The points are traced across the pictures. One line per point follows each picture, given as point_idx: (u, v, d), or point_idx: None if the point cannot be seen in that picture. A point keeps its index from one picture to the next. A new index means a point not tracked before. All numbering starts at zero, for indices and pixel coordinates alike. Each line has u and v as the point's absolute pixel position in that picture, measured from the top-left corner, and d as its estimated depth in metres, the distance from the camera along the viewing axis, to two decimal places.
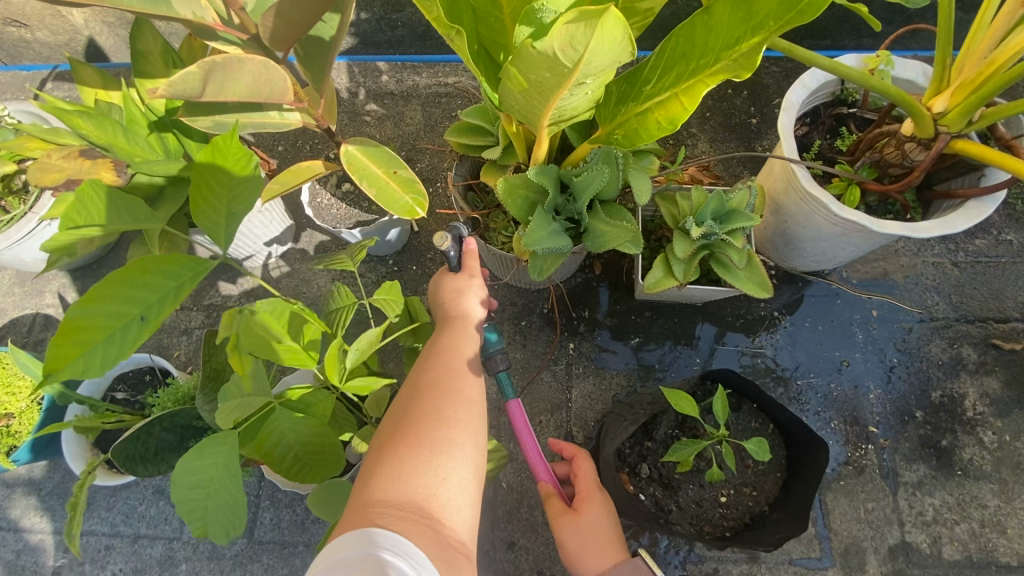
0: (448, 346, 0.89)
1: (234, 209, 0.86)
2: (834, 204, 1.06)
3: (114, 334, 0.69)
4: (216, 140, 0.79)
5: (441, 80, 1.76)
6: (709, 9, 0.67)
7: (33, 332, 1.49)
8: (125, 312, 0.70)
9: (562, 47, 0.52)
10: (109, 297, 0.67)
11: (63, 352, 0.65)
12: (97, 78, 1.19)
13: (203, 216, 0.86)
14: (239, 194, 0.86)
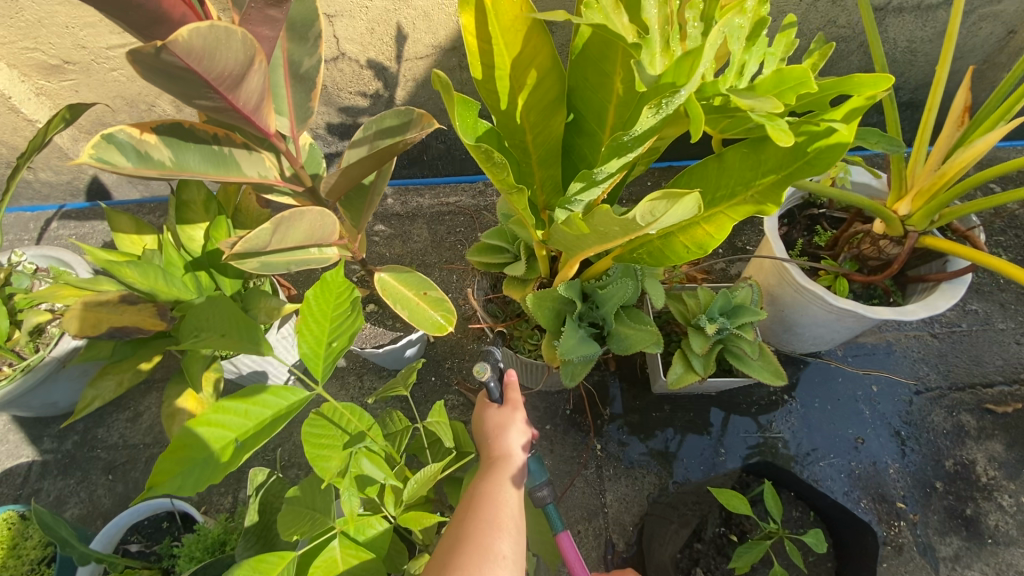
0: (485, 495, 0.86)
1: (334, 342, 0.77)
2: (829, 296, 1.17)
3: (212, 456, 0.67)
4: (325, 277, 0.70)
5: (443, 200, 1.90)
6: (721, 156, 0.79)
7: (28, 483, 1.40)
8: (223, 434, 0.68)
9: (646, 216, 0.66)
10: (212, 418, 0.68)
11: (167, 467, 0.64)
12: (132, 224, 1.24)
13: (305, 340, 0.76)
14: (342, 325, 0.77)
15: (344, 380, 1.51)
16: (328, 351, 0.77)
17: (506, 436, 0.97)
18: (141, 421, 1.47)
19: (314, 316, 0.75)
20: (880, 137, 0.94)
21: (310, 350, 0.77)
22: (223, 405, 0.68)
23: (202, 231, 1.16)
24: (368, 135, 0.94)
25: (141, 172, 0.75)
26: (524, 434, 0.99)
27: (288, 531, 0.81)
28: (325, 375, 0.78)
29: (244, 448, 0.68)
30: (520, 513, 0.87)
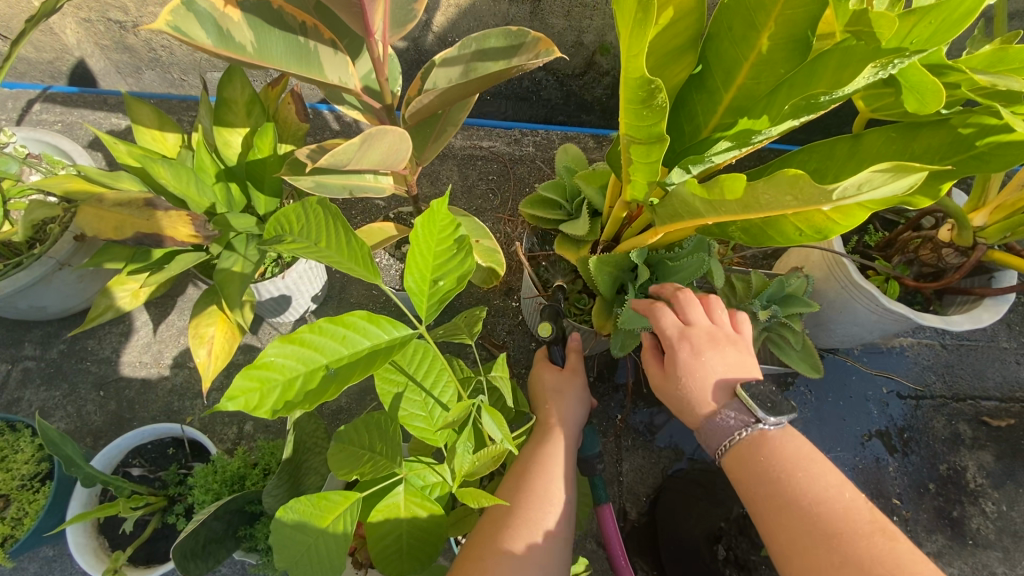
0: (549, 445, 0.96)
1: (440, 281, 0.71)
2: (884, 298, 1.17)
3: (299, 379, 0.60)
4: (433, 205, 0.63)
5: (475, 143, 1.78)
6: (860, 136, 0.74)
7: (6, 391, 1.28)
8: (314, 359, 0.61)
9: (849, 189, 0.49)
10: (307, 341, 0.60)
11: (247, 382, 0.57)
12: (154, 117, 1.09)
13: (411, 273, 0.70)
14: (448, 263, 0.71)
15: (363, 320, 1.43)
16: (433, 291, 0.72)
17: (565, 401, 1.09)
18: (136, 338, 1.35)
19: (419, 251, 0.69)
20: None
21: (414, 287, 0.71)
22: (322, 326, 0.61)
23: (240, 137, 1.03)
24: (465, 54, 0.83)
25: (220, 54, 0.65)
26: (580, 404, 1.10)
27: (344, 471, 0.78)
28: (429, 316, 0.72)
29: (335, 378, 0.61)
30: (573, 466, 0.97)
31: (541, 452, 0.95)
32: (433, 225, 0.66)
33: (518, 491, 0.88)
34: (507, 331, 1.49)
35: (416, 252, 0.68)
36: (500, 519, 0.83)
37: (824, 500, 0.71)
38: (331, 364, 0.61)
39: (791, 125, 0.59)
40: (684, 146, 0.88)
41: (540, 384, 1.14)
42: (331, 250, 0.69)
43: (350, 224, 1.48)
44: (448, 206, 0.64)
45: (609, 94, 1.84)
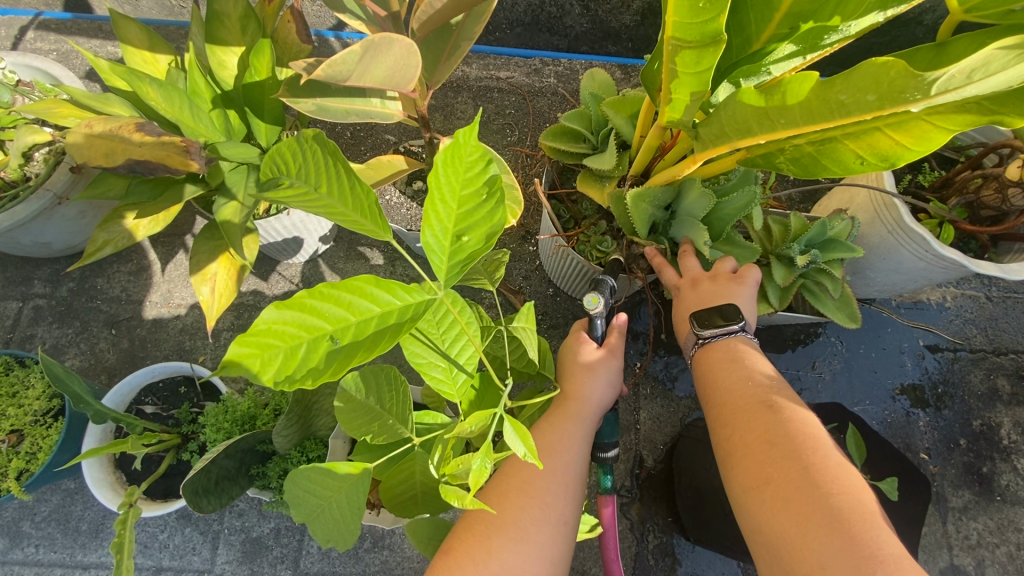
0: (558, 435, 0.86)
1: (464, 237, 0.57)
2: (938, 243, 1.07)
3: (302, 348, 0.53)
4: (456, 134, 0.50)
5: (491, 74, 1.65)
6: (947, 43, 0.64)
7: (19, 327, 1.27)
8: (317, 327, 0.53)
9: (960, 71, 0.48)
10: (307, 307, 0.52)
11: (247, 348, 0.51)
12: (143, 36, 1.00)
13: (430, 227, 0.56)
14: (479, 214, 0.56)
15: (373, 262, 1.37)
16: (456, 248, 0.57)
17: (594, 380, 0.95)
18: (144, 277, 1.31)
19: (442, 196, 0.55)
20: None
21: (436, 242, 0.57)
22: (324, 292, 0.52)
23: (236, 57, 0.94)
24: None
25: None
26: (610, 386, 0.96)
27: (355, 430, 0.73)
28: (450, 278, 0.58)
29: (341, 351, 0.54)
30: (582, 468, 0.85)
31: (554, 444, 0.85)
32: (456, 165, 0.53)
33: (516, 487, 0.79)
34: (525, 275, 1.43)
35: (434, 193, 0.54)
36: (495, 517, 0.75)
37: (834, 497, 0.64)
38: (337, 337, 0.53)
39: (876, 18, 0.63)
40: (731, 62, 0.77)
41: (570, 356, 0.99)
42: (332, 197, 0.57)
43: (358, 160, 1.40)
44: (477, 137, 0.51)
45: (640, 20, 1.67)
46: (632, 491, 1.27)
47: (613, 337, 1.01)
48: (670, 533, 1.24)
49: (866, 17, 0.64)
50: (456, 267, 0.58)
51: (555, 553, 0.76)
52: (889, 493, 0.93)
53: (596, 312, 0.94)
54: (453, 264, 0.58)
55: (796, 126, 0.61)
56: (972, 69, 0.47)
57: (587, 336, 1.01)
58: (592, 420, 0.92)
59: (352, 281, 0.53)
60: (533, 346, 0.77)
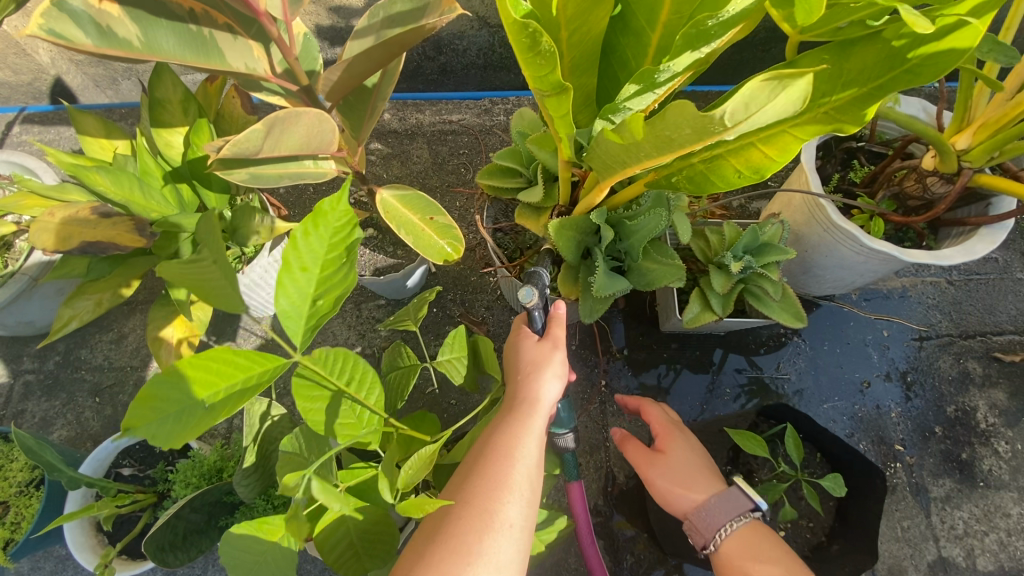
0: (505, 445, 0.87)
1: (318, 300, 0.66)
2: (865, 237, 1.10)
3: (173, 412, 0.59)
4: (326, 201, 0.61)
5: (445, 118, 1.75)
6: (792, 62, 0.68)
7: (10, 403, 1.34)
8: (187, 392, 0.59)
9: (734, 108, 0.52)
10: (177, 377, 0.58)
11: (139, 414, 0.57)
12: (100, 125, 1.09)
13: (283, 294, 0.64)
14: (331, 274, 0.65)
15: (340, 308, 1.44)
16: (312, 312, 0.66)
17: (540, 379, 0.97)
18: (125, 343, 1.39)
19: (304, 262, 0.64)
20: (992, 48, 0.78)
21: (293, 308, 0.65)
22: (195, 360, 0.58)
23: (181, 136, 1.03)
24: (374, 23, 0.79)
25: (103, 54, 0.62)
26: (558, 379, 0.98)
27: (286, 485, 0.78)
28: (303, 341, 0.65)
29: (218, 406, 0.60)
30: (534, 473, 0.87)
31: (503, 453, 0.86)
32: (322, 230, 0.63)
33: (479, 508, 0.81)
34: (487, 306, 1.48)
35: (297, 259, 0.63)
36: (443, 535, 0.78)
37: None
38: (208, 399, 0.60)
39: (693, 56, 0.58)
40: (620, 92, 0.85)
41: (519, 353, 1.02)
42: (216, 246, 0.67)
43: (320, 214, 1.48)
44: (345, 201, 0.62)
45: None
46: (604, 509, 1.29)
47: (556, 329, 1.04)
48: (647, 549, 1.25)
49: (684, 55, 0.58)
50: (308, 323, 0.66)
51: (508, 560, 0.79)
52: (834, 489, 0.94)
53: (531, 303, 0.98)
54: (299, 323, 0.65)
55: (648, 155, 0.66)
56: (744, 105, 0.51)
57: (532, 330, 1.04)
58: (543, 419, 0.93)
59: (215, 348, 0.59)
60: (461, 369, 0.89)
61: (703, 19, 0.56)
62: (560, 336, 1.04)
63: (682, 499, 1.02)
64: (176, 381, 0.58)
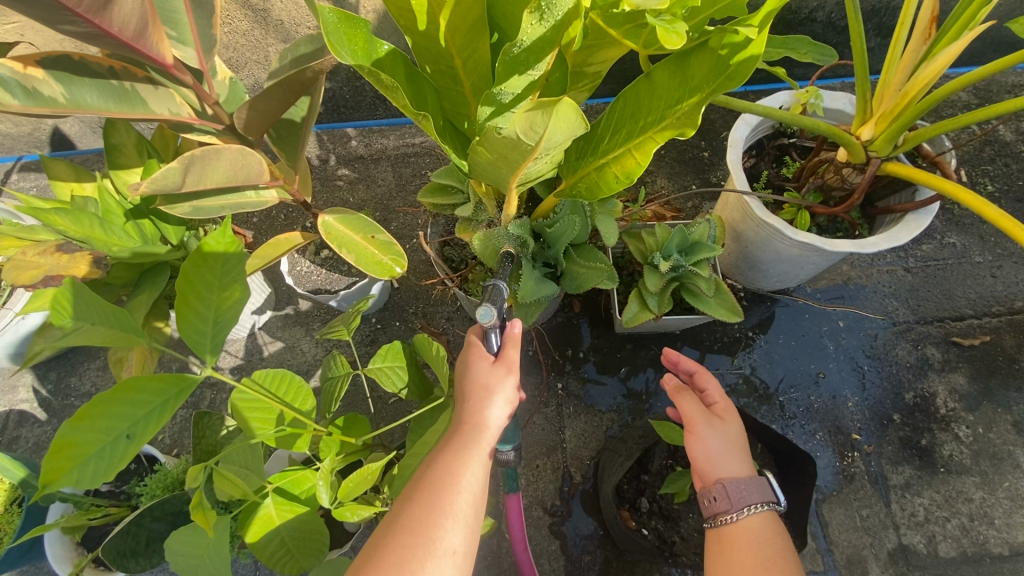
0: (448, 469, 0.82)
1: (222, 320, 0.79)
2: (787, 230, 1.13)
3: (103, 451, 0.70)
4: (207, 240, 0.74)
5: (407, 141, 1.83)
6: (649, 75, 0.74)
7: (7, 430, 1.44)
8: (108, 430, 0.70)
9: (523, 132, 0.53)
10: (96, 416, 0.68)
11: (57, 466, 0.67)
12: (70, 171, 1.20)
13: (187, 322, 0.77)
14: (227, 287, 0.78)
15: (308, 326, 1.52)
16: (217, 331, 0.79)
17: (490, 400, 0.91)
18: (111, 369, 1.49)
19: (200, 289, 0.77)
20: (811, 47, 0.90)
21: (198, 333, 0.78)
22: (99, 410, 0.68)
23: (137, 176, 1.12)
24: (283, 65, 0.86)
25: (30, 111, 0.71)
26: (506, 403, 0.92)
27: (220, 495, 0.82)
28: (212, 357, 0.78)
29: (136, 440, 0.72)
30: (480, 494, 0.83)
31: (447, 478, 0.81)
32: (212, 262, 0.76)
33: (420, 534, 0.76)
34: (447, 317, 1.54)
35: (190, 289, 0.76)
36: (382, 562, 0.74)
37: None
38: (130, 433, 0.71)
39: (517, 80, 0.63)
40: None
41: (467, 374, 0.95)
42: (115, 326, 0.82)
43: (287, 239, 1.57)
44: (228, 230, 0.76)
45: None
46: (562, 509, 1.32)
47: (510, 349, 0.97)
48: (602, 546, 1.28)
49: (518, 80, 0.65)
50: (213, 342, 0.79)
51: None
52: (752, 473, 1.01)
53: (490, 322, 0.94)
54: (205, 341, 0.78)
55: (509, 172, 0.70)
56: (529, 128, 0.52)
57: (484, 350, 0.98)
58: (491, 443, 0.88)
59: (114, 387, 0.68)
60: (402, 376, 1.00)
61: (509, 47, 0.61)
62: (514, 358, 0.97)
63: (711, 467, 0.93)
64: (92, 421, 0.68)
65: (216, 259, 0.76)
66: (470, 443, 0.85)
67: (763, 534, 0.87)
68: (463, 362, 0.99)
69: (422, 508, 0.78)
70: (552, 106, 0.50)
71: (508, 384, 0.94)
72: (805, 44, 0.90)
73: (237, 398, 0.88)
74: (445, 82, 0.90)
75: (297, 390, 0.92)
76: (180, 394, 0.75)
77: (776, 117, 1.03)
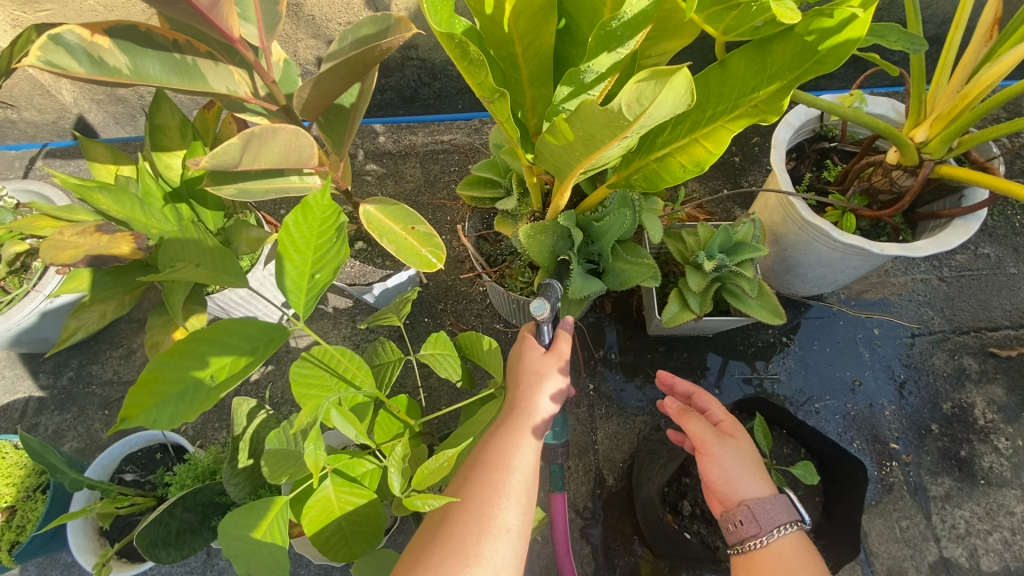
0: (502, 453, 0.82)
1: (316, 275, 0.78)
2: (834, 231, 1.11)
3: (188, 391, 0.74)
4: (310, 198, 0.69)
5: (436, 138, 1.82)
6: (724, 62, 0.73)
7: (26, 417, 1.41)
8: (199, 370, 0.75)
9: (631, 102, 0.51)
10: (188, 351, 0.73)
11: (141, 401, 0.71)
12: (108, 153, 1.19)
13: (289, 270, 0.76)
14: (328, 255, 0.77)
15: (335, 320, 1.50)
16: (313, 284, 0.79)
17: (540, 389, 0.90)
18: (134, 358, 1.46)
19: (298, 245, 0.75)
20: (902, 34, 0.82)
21: (292, 283, 0.78)
22: (193, 341, 0.73)
23: (179, 159, 1.12)
24: (343, 47, 0.85)
25: (95, 79, 0.70)
26: (558, 392, 0.92)
27: (276, 475, 0.83)
28: (305, 311, 0.78)
29: (219, 385, 0.75)
30: (532, 479, 0.82)
31: (500, 462, 0.81)
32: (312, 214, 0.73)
33: (475, 514, 0.76)
34: (477, 314, 1.52)
35: (290, 243, 0.74)
36: (441, 540, 0.74)
37: None
38: (212, 374, 0.74)
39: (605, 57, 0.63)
40: None
41: (519, 363, 0.95)
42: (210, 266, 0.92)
43: None
44: (326, 196, 0.70)
45: None
46: (594, 512, 1.29)
47: (562, 343, 0.96)
48: (636, 552, 1.25)
49: (604, 57, 0.64)
50: (308, 298, 0.79)
51: (508, 567, 0.75)
52: (808, 478, 0.99)
53: (542, 316, 0.93)
54: (298, 292, 0.79)
55: (581, 155, 0.69)
56: (638, 99, 0.51)
57: (535, 341, 0.98)
58: (543, 431, 0.87)
59: (209, 325, 0.75)
60: (456, 365, 0.97)
61: (606, 22, 0.61)
62: (564, 351, 0.96)
63: (730, 489, 0.91)
64: (184, 355, 0.73)
65: (317, 215, 0.72)
66: (523, 428, 0.84)
67: (793, 550, 0.84)
68: (514, 354, 0.98)
69: (478, 490, 0.78)
70: (664, 77, 0.49)
71: (559, 375, 0.93)
72: (897, 32, 0.81)
73: (294, 373, 0.88)
74: (505, 67, 0.88)
75: (358, 370, 0.91)
76: (270, 346, 0.79)
77: (837, 115, 1.01)
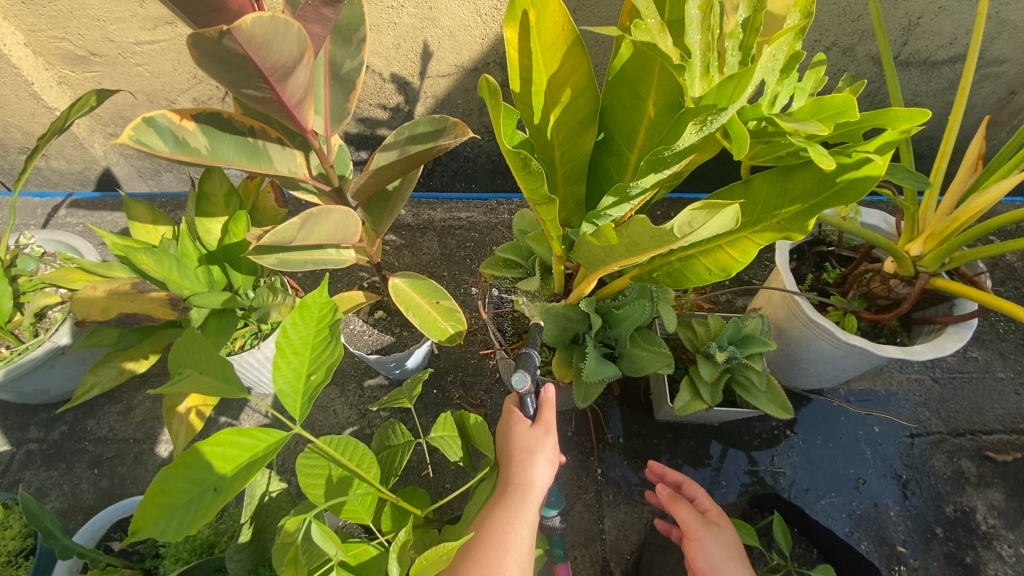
0: (498, 531, 0.80)
1: (313, 375, 0.68)
2: (838, 331, 1.17)
3: (191, 503, 0.61)
4: (308, 299, 0.64)
5: (453, 215, 1.91)
6: (748, 182, 0.82)
7: (9, 472, 1.35)
8: (202, 478, 0.61)
9: (683, 223, 0.61)
10: (189, 460, 0.60)
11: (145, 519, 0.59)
12: (148, 213, 1.23)
13: (281, 373, 0.67)
14: (325, 356, 0.68)
15: (343, 387, 1.49)
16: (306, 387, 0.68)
17: (532, 464, 0.90)
18: (132, 415, 1.43)
19: (295, 345, 0.67)
20: (906, 174, 0.92)
21: (288, 386, 0.68)
22: (197, 450, 0.61)
23: (219, 225, 1.16)
24: (400, 139, 0.94)
25: (177, 158, 0.76)
26: (550, 464, 0.92)
27: None
28: (301, 415, 0.67)
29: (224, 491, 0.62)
30: (527, 557, 0.81)
31: (495, 539, 0.79)
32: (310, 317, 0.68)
33: None
34: (486, 389, 1.52)
35: (287, 345, 0.66)
36: None
37: None
38: (217, 483, 0.61)
39: (654, 178, 0.72)
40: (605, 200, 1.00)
41: (507, 439, 0.96)
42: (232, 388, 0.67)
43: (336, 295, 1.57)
44: (324, 294, 0.65)
45: None
46: None
47: (546, 413, 0.99)
48: None
49: (651, 175, 0.72)
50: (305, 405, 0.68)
51: None
52: None
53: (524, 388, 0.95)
54: (290, 403, 0.68)
55: (620, 257, 0.76)
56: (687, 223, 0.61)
57: (522, 415, 0.99)
58: (537, 507, 0.86)
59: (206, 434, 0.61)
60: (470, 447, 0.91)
61: (659, 151, 0.70)
62: (550, 421, 0.98)
63: None
64: (185, 467, 0.60)
65: (313, 317, 0.66)
66: (516, 504, 0.84)
67: None
68: (503, 428, 0.99)
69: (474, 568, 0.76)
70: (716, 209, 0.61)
71: (550, 451, 0.93)
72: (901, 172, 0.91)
73: (301, 463, 0.84)
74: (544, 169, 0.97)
75: (362, 457, 0.84)
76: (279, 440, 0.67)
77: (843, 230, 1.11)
